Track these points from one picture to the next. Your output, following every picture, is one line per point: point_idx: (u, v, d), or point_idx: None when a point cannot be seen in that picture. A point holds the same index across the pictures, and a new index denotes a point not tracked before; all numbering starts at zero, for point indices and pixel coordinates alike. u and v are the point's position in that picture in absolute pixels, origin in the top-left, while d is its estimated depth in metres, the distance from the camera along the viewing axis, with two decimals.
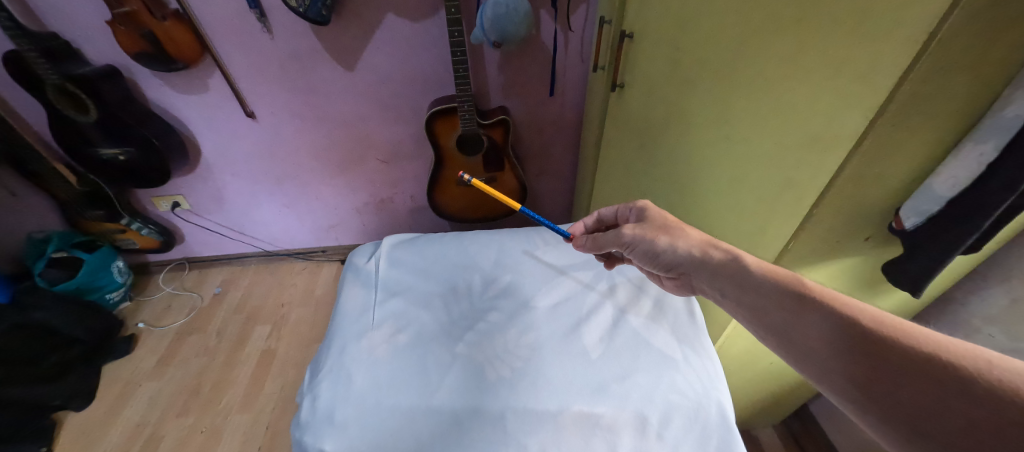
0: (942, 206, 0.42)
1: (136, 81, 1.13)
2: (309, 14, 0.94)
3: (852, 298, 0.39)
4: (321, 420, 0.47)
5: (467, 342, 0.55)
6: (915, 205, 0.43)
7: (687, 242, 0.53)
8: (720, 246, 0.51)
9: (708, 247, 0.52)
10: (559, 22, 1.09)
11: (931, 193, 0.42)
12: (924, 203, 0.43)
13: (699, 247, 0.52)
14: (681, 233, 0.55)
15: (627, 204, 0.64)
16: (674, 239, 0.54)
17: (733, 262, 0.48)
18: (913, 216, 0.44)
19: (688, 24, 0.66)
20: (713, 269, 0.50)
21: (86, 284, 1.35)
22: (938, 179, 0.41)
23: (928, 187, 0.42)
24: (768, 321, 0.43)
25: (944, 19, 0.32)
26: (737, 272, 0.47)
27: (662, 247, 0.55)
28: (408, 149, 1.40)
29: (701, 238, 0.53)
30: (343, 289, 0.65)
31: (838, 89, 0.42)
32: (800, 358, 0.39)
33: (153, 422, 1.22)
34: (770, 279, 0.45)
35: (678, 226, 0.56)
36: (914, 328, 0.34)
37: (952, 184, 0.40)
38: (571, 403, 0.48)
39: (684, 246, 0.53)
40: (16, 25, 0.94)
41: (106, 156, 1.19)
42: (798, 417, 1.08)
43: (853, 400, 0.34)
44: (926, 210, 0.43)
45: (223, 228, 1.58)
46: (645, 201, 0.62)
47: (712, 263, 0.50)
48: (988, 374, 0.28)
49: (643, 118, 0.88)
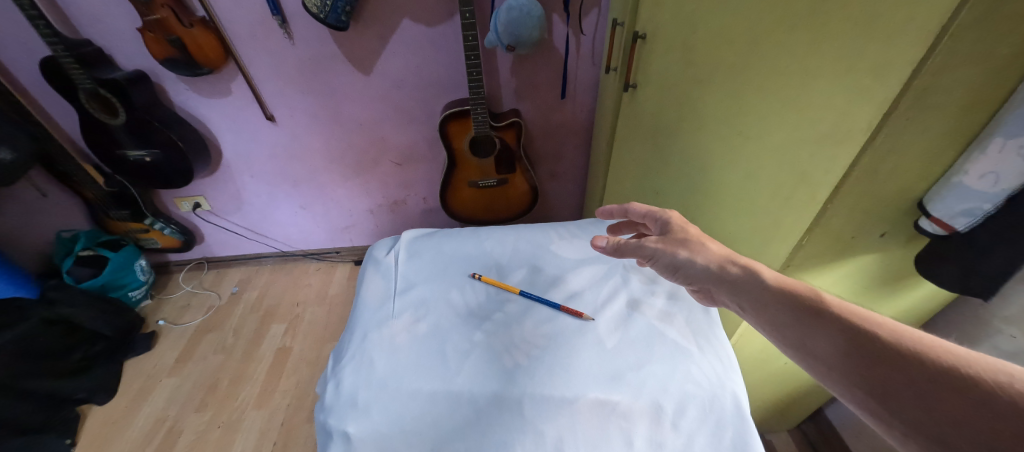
0: (995, 202, 0.39)
1: (163, 86, 1.17)
2: (328, 19, 0.97)
3: (867, 311, 0.39)
4: (345, 404, 0.49)
5: (485, 331, 0.57)
6: (957, 205, 0.41)
7: (705, 257, 0.52)
8: (736, 257, 0.50)
9: (726, 262, 0.50)
10: (571, 26, 1.11)
11: (973, 192, 0.40)
12: (968, 202, 0.41)
13: (716, 262, 0.51)
14: (701, 247, 0.53)
15: (651, 210, 0.60)
16: (692, 254, 0.53)
17: (749, 275, 0.48)
18: (959, 217, 0.42)
19: (699, 25, 0.68)
20: (732, 284, 0.48)
21: (110, 282, 1.39)
22: (975, 177, 0.40)
23: (965, 186, 0.41)
24: (783, 334, 0.42)
25: (956, 13, 0.33)
26: (755, 288, 0.46)
27: (679, 263, 0.54)
28: (421, 152, 1.42)
29: (721, 253, 0.52)
30: (363, 281, 0.67)
31: (852, 81, 0.42)
32: (811, 364, 0.39)
33: (172, 416, 1.25)
34: (786, 292, 0.44)
35: (698, 241, 0.54)
36: (937, 343, 0.34)
37: (994, 181, 0.38)
38: (586, 390, 0.49)
39: (703, 261, 0.52)
40: (53, 32, 0.99)
41: (133, 157, 1.23)
42: (813, 422, 1.06)
43: (874, 413, 0.34)
44: (973, 210, 0.41)
45: (241, 228, 1.62)
46: (668, 210, 0.60)
47: (728, 277, 0.49)
48: (1006, 387, 0.28)
49: (656, 120, 0.89)
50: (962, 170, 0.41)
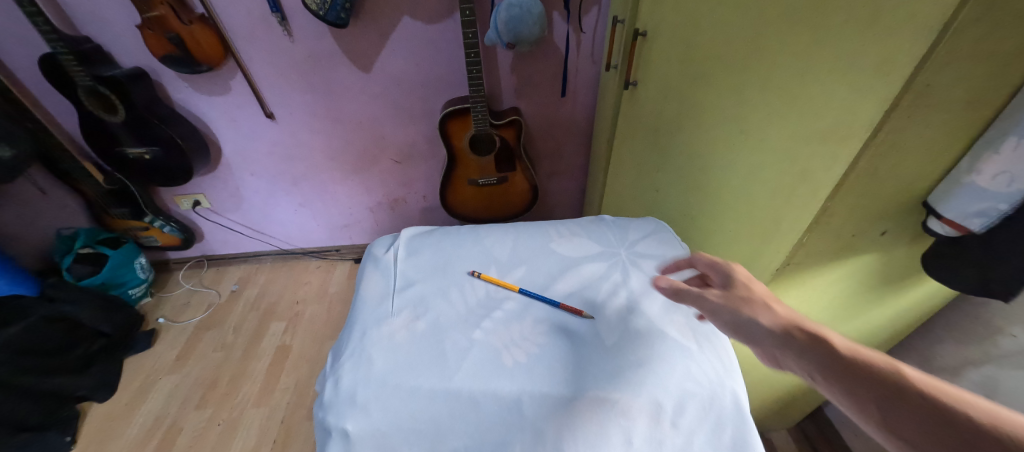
0: (1010, 204, 0.38)
1: (162, 83, 1.17)
2: (328, 17, 0.97)
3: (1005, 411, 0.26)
4: (343, 401, 0.49)
5: (484, 329, 0.57)
6: (970, 206, 0.40)
7: (770, 318, 0.40)
8: (803, 322, 0.38)
9: (794, 326, 0.38)
10: (572, 23, 1.11)
11: (986, 193, 0.39)
12: (981, 202, 0.40)
13: (781, 324, 0.38)
14: (770, 307, 0.41)
15: (717, 261, 0.50)
16: (759, 313, 0.41)
17: (818, 346, 0.35)
18: (974, 218, 0.41)
19: (699, 22, 0.68)
20: (797, 350, 0.36)
21: (110, 280, 1.39)
22: (988, 177, 0.38)
23: (978, 186, 0.40)
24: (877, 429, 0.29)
25: (958, 10, 0.32)
26: (829, 357, 0.34)
27: (742, 324, 0.41)
28: (421, 150, 1.42)
29: (791, 315, 0.39)
30: (362, 278, 0.67)
31: (853, 79, 0.42)
32: None
33: (172, 413, 1.25)
34: (872, 367, 0.32)
35: (769, 301, 0.42)
36: None
37: (1008, 181, 0.37)
38: (586, 388, 0.49)
39: (766, 323, 0.39)
40: (52, 29, 0.99)
41: (132, 154, 1.23)
42: (813, 421, 1.06)
43: None
44: (988, 211, 0.39)
45: (241, 226, 1.62)
46: (738, 264, 0.48)
47: (795, 343, 0.37)
48: None
49: (657, 118, 0.88)
50: (973, 170, 0.40)
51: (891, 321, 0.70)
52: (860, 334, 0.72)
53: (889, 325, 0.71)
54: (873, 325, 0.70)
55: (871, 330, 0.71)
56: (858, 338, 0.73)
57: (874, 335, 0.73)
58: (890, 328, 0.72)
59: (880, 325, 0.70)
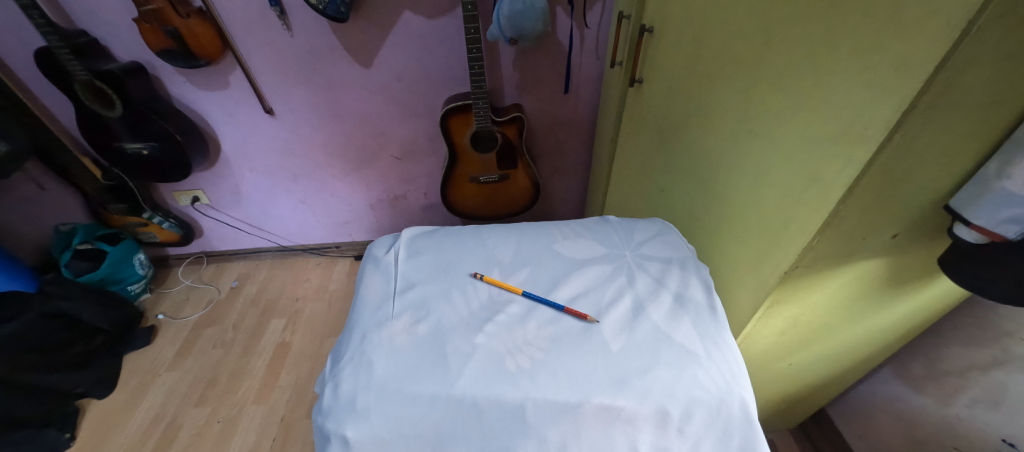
0: None
1: (160, 77, 1.15)
2: (328, 11, 0.95)
3: None
4: (343, 407, 0.48)
5: (487, 333, 0.56)
6: (1001, 211, 0.39)
7: None
8: None
9: None
10: (575, 19, 1.09)
11: (1017, 199, 0.37)
12: (1012, 208, 0.38)
13: None
14: None
15: None
16: None
17: None
18: (1008, 225, 0.39)
19: (708, 17, 0.66)
20: None
21: (109, 276, 1.38)
22: (1019, 182, 0.36)
23: (1009, 191, 0.38)
24: None
25: (982, 9, 0.31)
26: None
27: None
28: (422, 146, 1.41)
29: None
30: (362, 280, 0.66)
31: (867, 78, 0.40)
32: None
33: (171, 411, 1.24)
34: None
35: None
36: None
37: None
38: (592, 395, 0.47)
39: None
40: (46, 22, 0.96)
41: (130, 150, 1.21)
42: (816, 422, 1.06)
43: None
44: (1020, 218, 0.37)
45: (241, 222, 1.61)
46: None
47: None
48: None
49: (663, 115, 0.87)
50: (1002, 175, 0.38)
51: (898, 324, 0.69)
52: (866, 337, 0.71)
53: (895, 329, 0.70)
54: (879, 328, 0.69)
55: (877, 333, 0.70)
56: (862, 341, 0.72)
57: (880, 338, 0.72)
58: (897, 331, 0.71)
59: (886, 328, 0.69)
